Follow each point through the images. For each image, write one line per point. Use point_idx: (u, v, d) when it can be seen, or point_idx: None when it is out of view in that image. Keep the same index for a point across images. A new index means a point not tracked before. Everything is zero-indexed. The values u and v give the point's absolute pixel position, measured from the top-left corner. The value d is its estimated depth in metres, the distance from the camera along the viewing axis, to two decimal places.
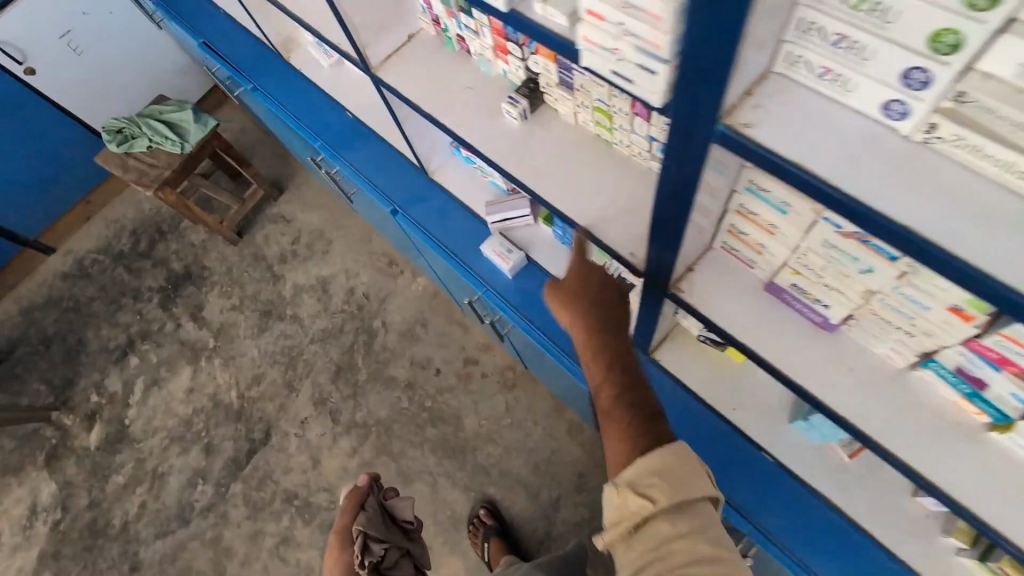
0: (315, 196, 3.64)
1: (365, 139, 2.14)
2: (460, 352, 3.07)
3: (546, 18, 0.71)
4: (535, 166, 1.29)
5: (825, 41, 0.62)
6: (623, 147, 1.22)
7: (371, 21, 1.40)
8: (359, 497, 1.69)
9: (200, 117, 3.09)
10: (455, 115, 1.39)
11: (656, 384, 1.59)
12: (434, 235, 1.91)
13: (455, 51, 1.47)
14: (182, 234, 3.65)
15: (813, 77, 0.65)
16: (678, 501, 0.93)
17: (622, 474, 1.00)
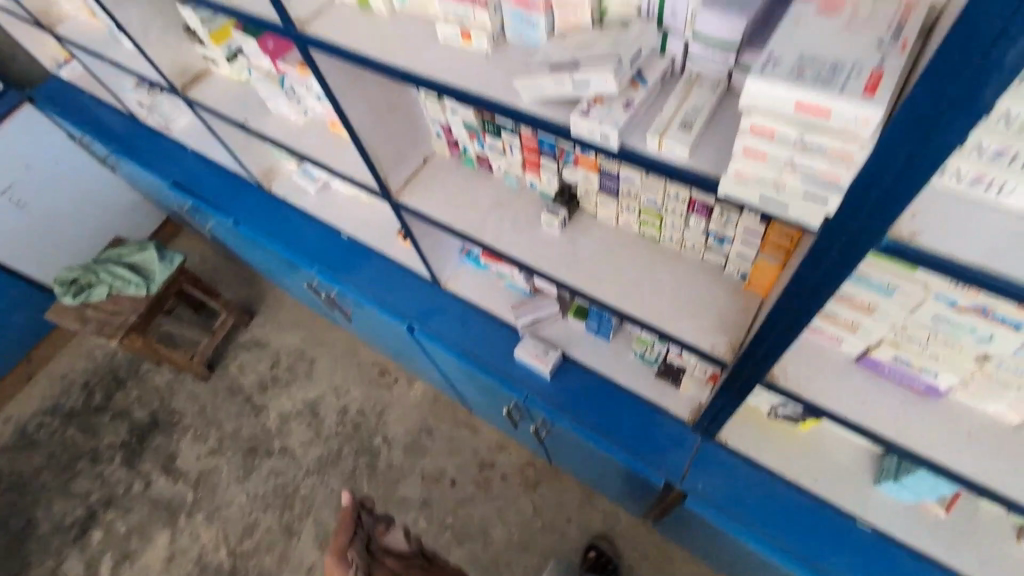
0: (291, 315, 3.46)
1: (366, 259, 2.09)
2: (474, 457, 2.90)
3: (662, 154, 0.71)
4: (587, 273, 1.28)
5: (982, 153, 0.60)
6: (672, 242, 1.25)
7: (392, 152, 1.40)
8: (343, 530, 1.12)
9: (163, 254, 2.93)
10: (491, 232, 1.38)
11: (728, 469, 1.52)
12: (458, 347, 1.83)
13: (475, 168, 1.48)
14: (143, 378, 3.34)
15: (964, 183, 0.63)
16: None
17: None
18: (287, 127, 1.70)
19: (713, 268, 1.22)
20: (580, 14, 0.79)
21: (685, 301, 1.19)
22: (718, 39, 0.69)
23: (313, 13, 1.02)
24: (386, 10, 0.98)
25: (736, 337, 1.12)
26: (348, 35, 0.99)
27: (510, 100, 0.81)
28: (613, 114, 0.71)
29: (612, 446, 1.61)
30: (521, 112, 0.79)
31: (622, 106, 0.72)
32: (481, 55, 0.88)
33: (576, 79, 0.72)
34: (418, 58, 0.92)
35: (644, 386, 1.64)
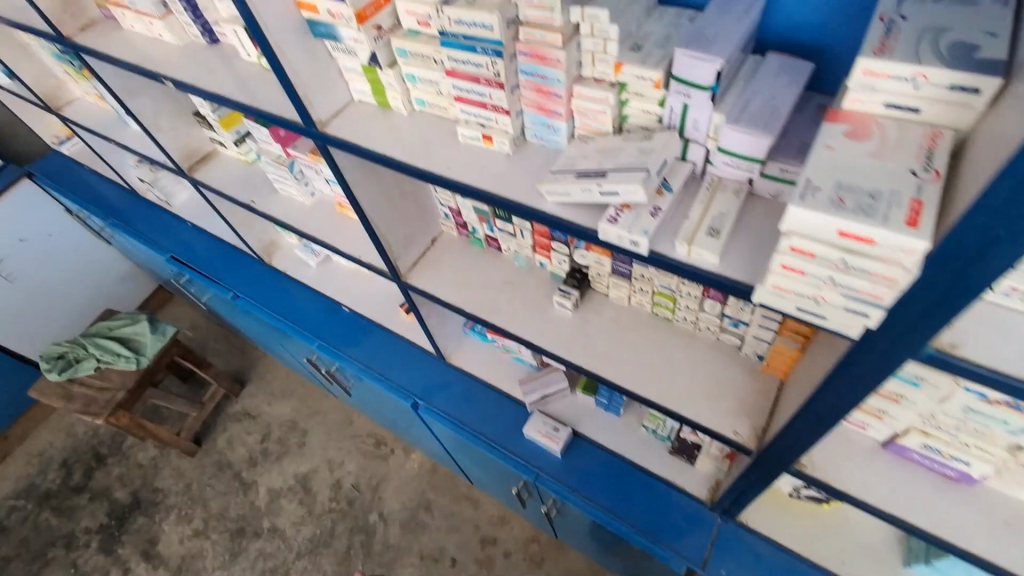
0: (283, 383, 3.36)
1: (369, 333, 2.06)
2: (475, 533, 2.77)
3: (691, 260, 0.72)
4: (602, 354, 1.27)
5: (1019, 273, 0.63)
6: (686, 322, 1.25)
7: (401, 235, 1.41)
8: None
9: (156, 325, 2.88)
10: (502, 314, 1.37)
11: (751, 552, 1.46)
12: (465, 424, 1.79)
13: (483, 248, 1.49)
14: (126, 455, 3.18)
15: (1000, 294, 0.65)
16: None
17: None
18: (293, 209, 1.72)
19: (728, 349, 1.21)
20: (601, 122, 0.81)
21: (703, 384, 1.17)
22: (743, 152, 0.71)
23: (332, 113, 1.05)
24: (405, 111, 1.02)
25: (758, 422, 1.10)
26: (368, 135, 1.01)
27: (534, 203, 0.83)
28: (642, 222, 0.73)
29: (629, 529, 1.54)
30: (547, 216, 0.81)
31: (650, 213, 0.74)
32: (502, 158, 0.91)
33: (604, 188, 0.74)
34: (439, 159, 0.95)
35: (658, 462, 1.60)
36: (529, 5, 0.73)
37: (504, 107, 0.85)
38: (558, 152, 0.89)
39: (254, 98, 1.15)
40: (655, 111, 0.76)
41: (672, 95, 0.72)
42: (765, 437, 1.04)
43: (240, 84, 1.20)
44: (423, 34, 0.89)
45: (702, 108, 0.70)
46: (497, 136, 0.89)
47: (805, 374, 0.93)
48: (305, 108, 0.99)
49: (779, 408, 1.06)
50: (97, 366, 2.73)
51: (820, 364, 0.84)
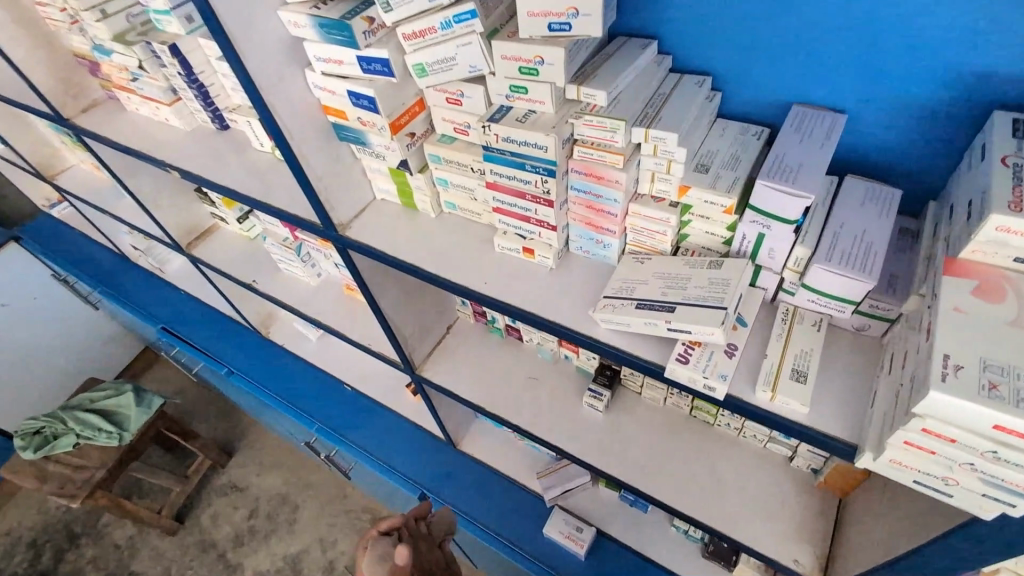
0: (272, 453, 3.13)
1: (374, 415, 1.95)
2: None
3: (775, 406, 0.63)
4: (639, 463, 1.15)
5: None
6: (728, 427, 1.15)
7: (417, 326, 1.31)
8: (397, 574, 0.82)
9: (140, 396, 2.71)
10: (527, 414, 1.26)
11: None
12: (479, 520, 1.65)
13: (503, 337, 1.40)
14: (102, 533, 2.94)
15: None
16: None
17: None
18: (298, 290, 1.64)
19: (777, 459, 1.11)
20: (658, 243, 0.75)
21: (755, 501, 1.06)
22: (834, 292, 0.63)
23: (354, 215, 1.00)
24: (433, 214, 0.96)
25: (821, 549, 0.98)
26: (393, 240, 0.94)
27: (585, 329, 0.75)
28: (717, 363, 0.65)
29: None
30: (603, 345, 0.73)
31: (725, 352, 0.66)
32: (546, 272, 0.84)
33: (671, 325, 0.66)
34: (472, 270, 0.87)
35: (693, 568, 1.45)
36: (586, 123, 0.67)
37: (551, 222, 0.78)
38: (609, 269, 0.82)
39: (269, 195, 1.09)
40: (722, 235, 0.70)
41: (746, 223, 0.65)
42: (833, 571, 0.93)
43: (254, 178, 1.13)
44: (457, 139, 0.83)
45: (783, 240, 0.63)
46: (540, 251, 0.83)
47: (882, 509, 0.84)
48: (326, 212, 0.93)
49: (844, 535, 0.96)
50: (76, 442, 2.53)
51: (914, 509, 0.73)
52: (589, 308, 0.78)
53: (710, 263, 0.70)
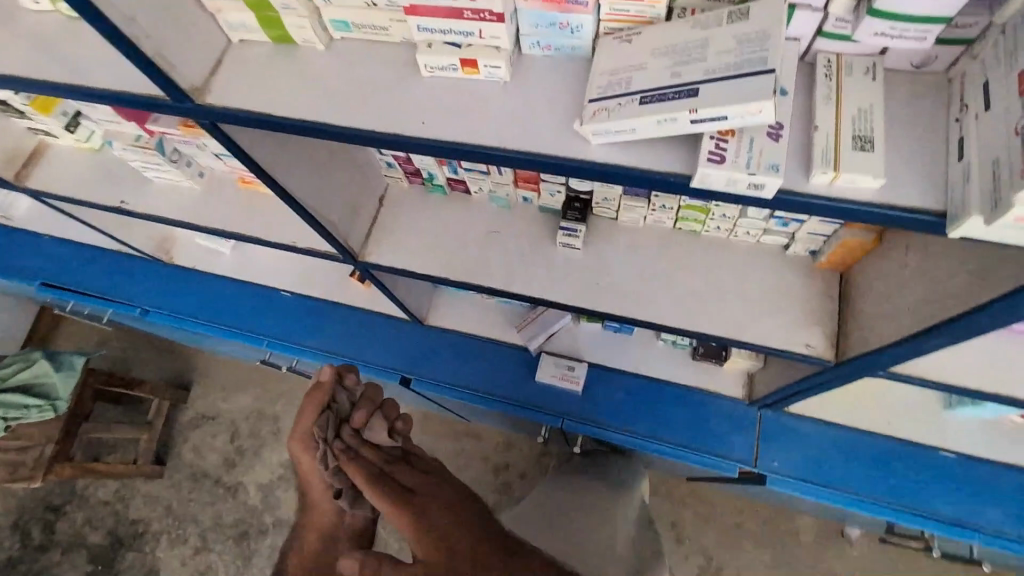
0: (231, 375, 2.93)
1: (324, 314, 1.75)
2: (487, 464, 2.66)
3: (835, 186, 0.59)
4: (635, 292, 1.05)
5: None
6: (718, 231, 1.04)
7: (343, 205, 1.07)
8: (315, 394, 0.83)
9: (57, 360, 2.34)
10: (501, 271, 1.12)
11: (798, 433, 1.42)
12: (468, 386, 1.62)
13: (446, 193, 1.18)
14: (84, 496, 2.79)
15: None
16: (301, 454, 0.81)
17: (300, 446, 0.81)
18: (183, 196, 1.31)
19: (773, 251, 1.04)
20: (645, 7, 0.57)
21: (759, 298, 1.01)
22: (916, 14, 0.55)
23: (208, 75, 0.70)
24: (322, 47, 0.70)
25: (830, 328, 0.96)
26: (283, 99, 0.68)
27: (580, 153, 0.59)
28: (762, 152, 0.55)
29: (671, 446, 1.48)
30: (607, 168, 0.58)
31: (769, 136, 0.56)
32: (501, 90, 0.63)
33: (696, 116, 0.53)
34: (401, 112, 0.64)
35: (685, 373, 1.49)
36: None
37: (494, 10, 0.57)
38: (584, 61, 0.64)
39: (71, 70, 0.74)
40: None
41: None
42: (848, 348, 0.91)
43: (41, 49, 0.76)
44: None
45: None
46: (485, 59, 0.61)
47: (908, 277, 0.78)
48: (163, 73, 0.63)
49: (854, 310, 0.93)
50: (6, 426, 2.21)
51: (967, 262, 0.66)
52: (573, 123, 0.60)
53: (726, 17, 0.55)
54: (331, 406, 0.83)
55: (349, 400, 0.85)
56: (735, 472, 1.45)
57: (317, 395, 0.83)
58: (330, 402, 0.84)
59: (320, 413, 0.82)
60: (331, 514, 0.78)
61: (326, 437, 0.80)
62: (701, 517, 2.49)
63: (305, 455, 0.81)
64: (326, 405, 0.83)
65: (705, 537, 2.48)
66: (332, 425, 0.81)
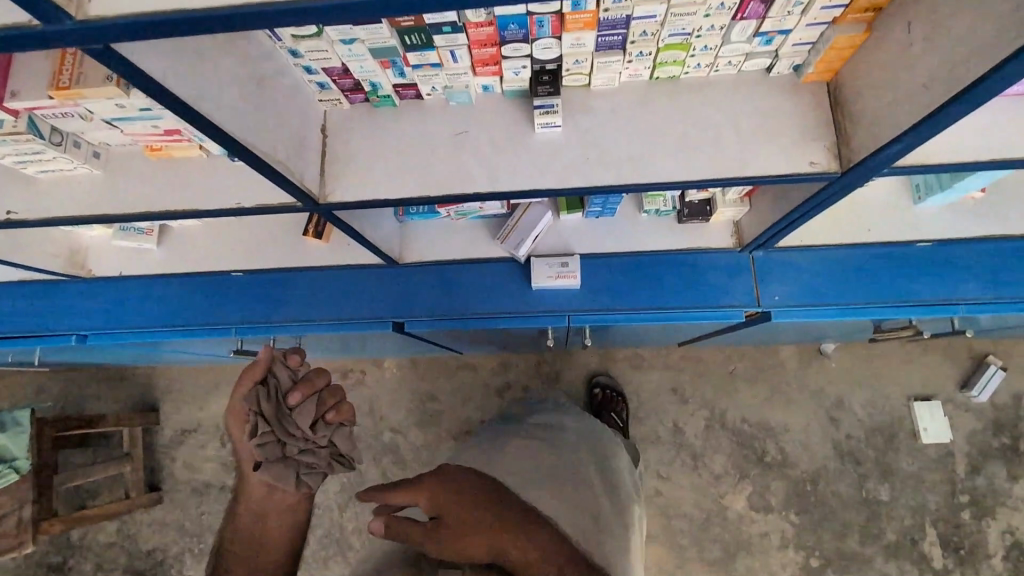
0: (200, 381, 2.74)
1: (286, 283, 1.60)
2: (489, 389, 2.67)
3: None
4: (629, 155, 0.98)
5: None
6: (697, 71, 0.98)
7: (284, 140, 0.92)
8: (251, 372, 0.86)
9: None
10: (482, 171, 1.01)
11: (791, 265, 1.46)
12: (463, 313, 1.54)
13: (397, 104, 1.05)
14: (86, 544, 2.62)
15: None
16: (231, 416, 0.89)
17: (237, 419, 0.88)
18: (84, 186, 1.10)
19: (756, 77, 0.99)
20: None
21: (755, 128, 0.97)
22: None
23: None
24: None
25: (831, 139, 0.94)
26: None
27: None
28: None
29: (678, 312, 1.48)
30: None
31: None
32: None
33: None
34: None
35: (674, 238, 1.48)
36: None
37: None
38: None
39: None
40: None
41: None
42: (854, 151, 0.90)
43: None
44: None
45: None
46: None
47: (918, 55, 0.75)
48: None
49: (851, 113, 0.90)
50: None
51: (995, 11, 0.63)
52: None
53: None
54: (267, 385, 0.86)
55: (291, 378, 0.88)
56: (742, 317, 1.48)
57: (253, 373, 0.86)
58: (267, 379, 0.87)
59: (254, 391, 0.85)
60: (262, 482, 0.90)
61: (257, 413, 0.84)
62: (698, 377, 2.64)
63: (242, 419, 0.89)
64: (262, 384, 0.86)
65: (706, 391, 2.63)
66: (266, 405, 0.85)
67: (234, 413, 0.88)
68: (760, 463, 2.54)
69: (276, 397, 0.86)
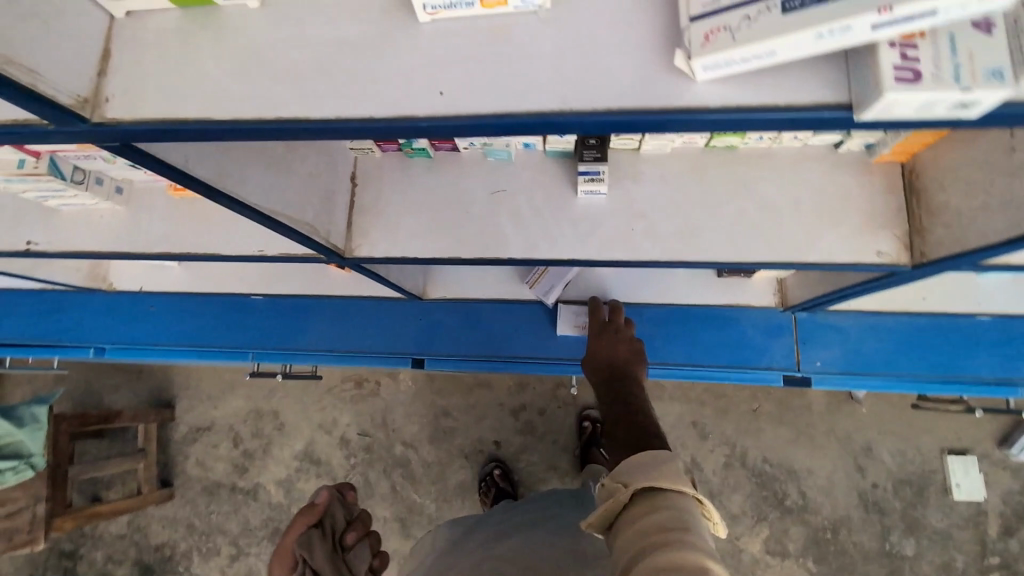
0: (214, 377, 2.35)
1: (308, 310, 1.56)
2: (505, 409, 2.20)
3: None
4: (678, 229, 0.91)
5: None
6: (757, 143, 0.91)
7: (312, 199, 0.86)
8: (309, 512, 0.79)
9: (13, 416, 1.81)
10: (519, 234, 0.95)
11: (836, 328, 1.38)
12: (486, 354, 1.49)
13: (432, 157, 0.99)
14: (98, 533, 2.26)
15: None
16: (278, 557, 0.76)
17: (285, 559, 0.76)
18: (104, 222, 1.06)
19: (822, 151, 0.91)
20: None
21: (815, 211, 0.89)
22: None
23: (97, 77, 0.48)
24: (256, 4, 0.48)
25: (901, 229, 0.86)
26: (218, 96, 0.46)
27: (696, 104, 0.40)
28: (972, 54, 0.36)
29: (712, 370, 1.41)
30: (745, 113, 0.40)
31: (977, 29, 0.37)
32: (537, 27, 0.43)
33: (885, 18, 0.33)
34: (401, 80, 0.44)
35: (711, 293, 1.40)
36: None
37: None
38: None
39: None
40: None
41: None
42: (930, 246, 0.81)
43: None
44: None
45: None
46: None
47: (1017, 168, 0.66)
48: (17, 86, 0.40)
49: (930, 204, 0.82)
50: None
51: None
52: (673, 55, 0.41)
53: None
54: (323, 526, 0.79)
55: (345, 520, 0.82)
56: (780, 381, 1.40)
57: (312, 511, 0.79)
58: (322, 521, 0.80)
59: (310, 531, 0.77)
60: None
61: (310, 557, 0.74)
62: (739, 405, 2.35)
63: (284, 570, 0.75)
64: (318, 525, 0.79)
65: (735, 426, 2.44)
66: (323, 548, 0.76)
67: (280, 554, 0.76)
68: (778, 509, 2.02)
69: (332, 540, 0.78)
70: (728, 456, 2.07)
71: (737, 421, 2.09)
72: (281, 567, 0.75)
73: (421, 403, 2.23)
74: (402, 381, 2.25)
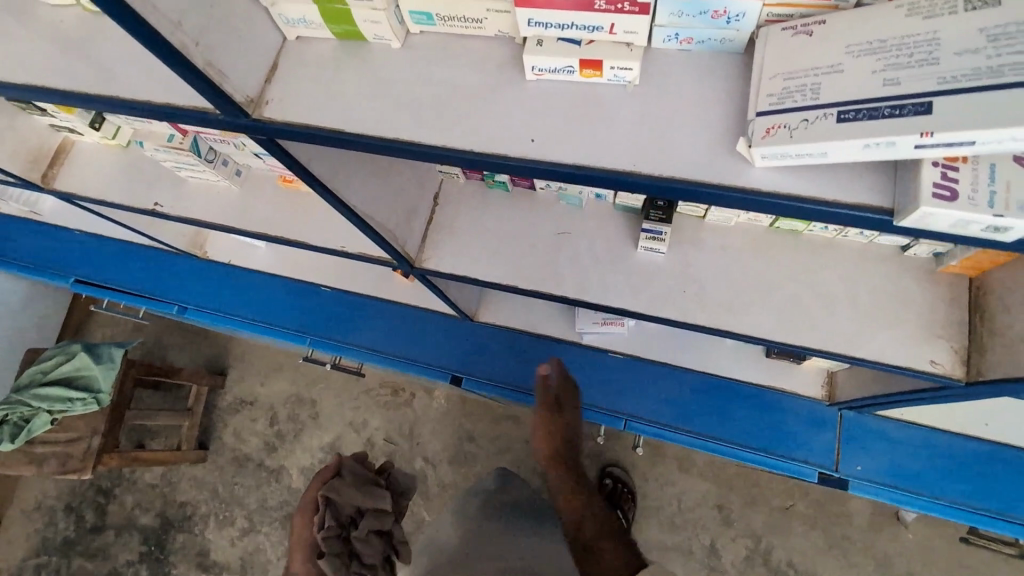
0: (269, 356, 2.51)
1: (368, 311, 1.68)
2: (527, 448, 2.20)
3: None
4: (726, 300, 0.95)
5: None
6: (823, 231, 0.93)
7: (398, 209, 0.96)
8: (325, 468, 0.86)
9: (94, 352, 2.02)
10: (576, 277, 1.01)
11: (885, 435, 1.33)
12: (522, 386, 1.55)
13: (509, 190, 1.07)
14: (134, 478, 2.41)
15: None
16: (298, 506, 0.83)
17: (305, 513, 0.83)
18: (218, 199, 1.22)
19: (886, 251, 0.92)
20: None
21: (873, 307, 0.90)
22: None
23: (264, 83, 0.59)
24: (398, 44, 0.58)
25: (959, 342, 0.85)
26: (348, 113, 0.57)
27: (751, 184, 0.47)
28: (1009, 184, 0.41)
29: (745, 451, 1.38)
30: (795, 199, 0.45)
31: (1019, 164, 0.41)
32: (624, 100, 0.52)
33: (927, 141, 0.39)
34: (505, 127, 0.54)
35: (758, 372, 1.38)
36: None
37: None
38: (737, 58, 0.51)
39: (129, 85, 0.64)
40: None
41: None
42: (986, 365, 0.80)
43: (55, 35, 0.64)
44: (441, 13, 0.55)
45: None
46: (612, 60, 0.49)
47: None
48: (215, 86, 0.52)
49: (991, 321, 0.81)
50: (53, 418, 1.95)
51: None
52: (736, 141, 0.48)
53: None
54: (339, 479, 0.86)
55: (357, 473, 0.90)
56: (814, 479, 1.35)
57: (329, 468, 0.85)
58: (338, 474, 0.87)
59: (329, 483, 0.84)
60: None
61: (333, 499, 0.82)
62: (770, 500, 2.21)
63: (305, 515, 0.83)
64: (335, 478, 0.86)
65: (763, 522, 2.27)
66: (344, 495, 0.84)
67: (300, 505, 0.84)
68: None
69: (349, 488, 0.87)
70: (750, 549, 1.97)
71: (766, 515, 1.99)
72: (301, 515, 0.83)
73: (450, 423, 2.28)
74: (436, 398, 2.32)
